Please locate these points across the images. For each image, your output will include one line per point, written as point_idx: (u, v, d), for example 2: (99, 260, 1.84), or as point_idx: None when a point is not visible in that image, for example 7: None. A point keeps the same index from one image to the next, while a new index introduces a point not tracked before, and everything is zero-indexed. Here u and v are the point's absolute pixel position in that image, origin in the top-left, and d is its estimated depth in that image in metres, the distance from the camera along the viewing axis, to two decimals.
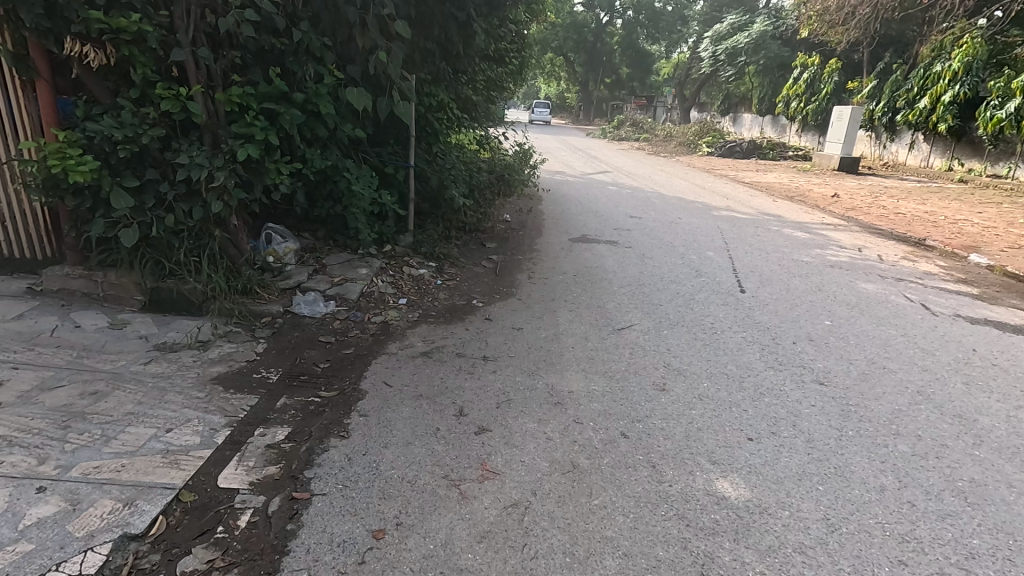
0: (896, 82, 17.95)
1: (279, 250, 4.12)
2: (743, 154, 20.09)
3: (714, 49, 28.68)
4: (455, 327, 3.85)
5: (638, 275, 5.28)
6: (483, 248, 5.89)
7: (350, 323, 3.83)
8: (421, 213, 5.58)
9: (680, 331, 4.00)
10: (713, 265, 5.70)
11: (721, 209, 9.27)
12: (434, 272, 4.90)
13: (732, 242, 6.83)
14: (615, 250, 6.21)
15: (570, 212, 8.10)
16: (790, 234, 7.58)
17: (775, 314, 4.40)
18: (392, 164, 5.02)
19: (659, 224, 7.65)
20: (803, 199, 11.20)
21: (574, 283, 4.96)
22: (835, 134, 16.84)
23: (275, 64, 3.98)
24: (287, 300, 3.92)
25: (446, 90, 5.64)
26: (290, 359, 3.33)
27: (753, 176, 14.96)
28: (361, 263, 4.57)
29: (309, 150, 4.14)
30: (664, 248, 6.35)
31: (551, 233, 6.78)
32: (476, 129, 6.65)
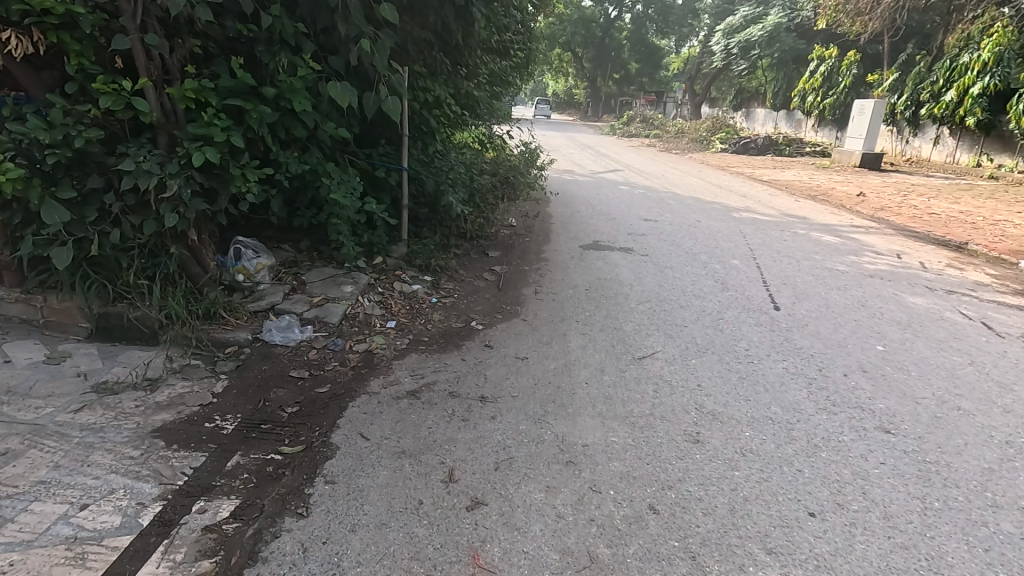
0: (920, 74, 17.20)
1: (249, 266, 3.61)
2: (759, 150, 19.40)
3: (726, 42, 27.92)
4: (450, 358, 3.32)
5: (657, 289, 4.73)
6: (485, 258, 5.35)
7: (328, 353, 3.31)
8: (417, 221, 5.06)
9: (711, 360, 3.44)
10: (740, 276, 5.13)
11: (741, 210, 8.67)
12: (430, 288, 4.38)
13: (758, 248, 6.24)
14: (630, 259, 5.65)
15: (581, 216, 7.54)
16: (820, 238, 6.98)
17: (818, 337, 3.84)
18: (384, 167, 4.49)
19: (676, 229, 7.08)
20: (827, 199, 10.55)
21: (587, 299, 4.41)
22: (856, 129, 16.13)
23: (243, 54, 3.47)
24: (257, 326, 3.42)
25: (444, 84, 5.11)
26: (251, 401, 2.82)
27: (771, 174, 14.30)
28: (346, 279, 4.05)
29: (284, 152, 3.62)
30: (684, 256, 5.79)
31: (561, 239, 6.23)
32: (478, 127, 6.12)
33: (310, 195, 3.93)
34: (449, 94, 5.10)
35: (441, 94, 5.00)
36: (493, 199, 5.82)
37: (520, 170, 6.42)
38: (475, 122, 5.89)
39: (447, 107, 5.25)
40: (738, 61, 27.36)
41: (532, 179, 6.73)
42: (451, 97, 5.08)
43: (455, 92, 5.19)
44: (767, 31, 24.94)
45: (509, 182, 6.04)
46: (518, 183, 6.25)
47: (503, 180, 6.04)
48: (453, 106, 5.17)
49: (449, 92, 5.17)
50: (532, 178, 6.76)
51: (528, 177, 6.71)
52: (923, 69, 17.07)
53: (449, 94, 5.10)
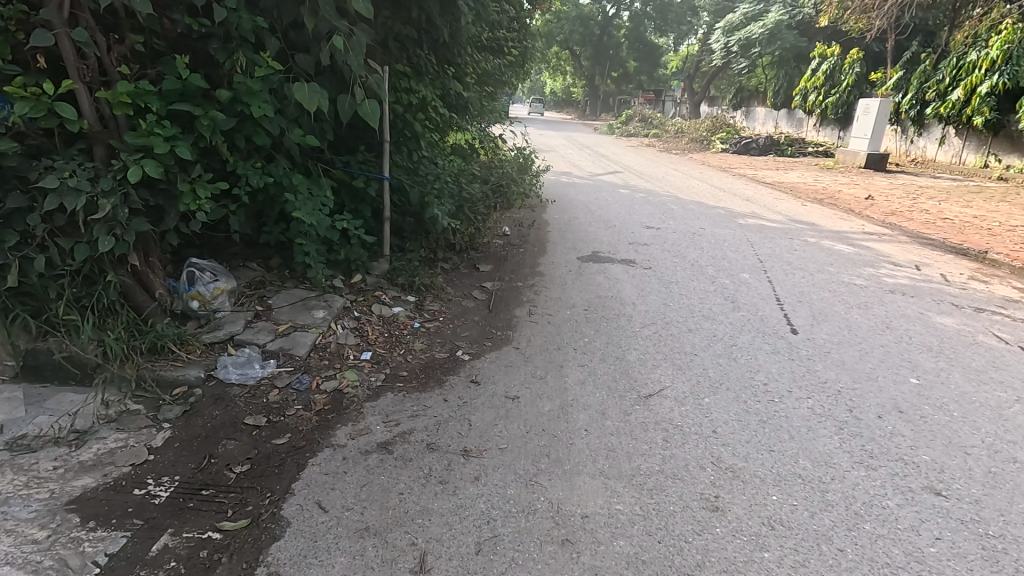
0: (925, 72, 16.82)
1: (205, 292, 3.21)
2: (761, 151, 19.00)
3: (726, 40, 27.51)
4: (430, 398, 2.93)
5: (662, 309, 4.33)
6: (476, 274, 4.94)
7: (291, 393, 2.91)
8: (401, 234, 4.67)
9: (726, 398, 3.05)
10: (753, 293, 4.74)
11: (747, 216, 8.27)
12: (412, 310, 3.98)
13: (769, 259, 5.84)
14: (633, 273, 5.25)
15: (580, 223, 7.13)
16: (833, 248, 6.58)
17: (843, 367, 3.45)
18: (363, 176, 4.10)
19: (681, 238, 6.68)
20: (835, 203, 10.16)
21: (586, 323, 4.01)
22: (860, 129, 15.75)
23: (196, 53, 3.07)
24: (212, 362, 3.01)
25: (430, 85, 4.72)
26: (195, 457, 2.41)
27: (775, 176, 13.89)
28: (318, 303, 3.65)
29: (245, 163, 3.22)
30: (690, 269, 5.39)
31: (558, 251, 5.82)
32: (469, 131, 5.72)
33: (278, 209, 3.53)
34: (435, 96, 4.70)
35: (428, 96, 4.60)
36: (483, 209, 5.45)
37: (514, 177, 6.02)
38: (466, 126, 5.49)
39: (434, 110, 4.85)
40: (739, 60, 26.99)
41: (528, 186, 6.33)
42: (438, 99, 4.68)
43: (443, 94, 4.80)
44: (768, 29, 24.57)
45: (500, 192, 5.70)
46: (511, 194, 5.89)
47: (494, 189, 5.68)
48: (441, 108, 4.77)
49: (436, 94, 4.78)
50: (528, 185, 6.36)
51: (524, 184, 6.30)
52: (929, 67, 16.70)
53: (436, 96, 4.70)
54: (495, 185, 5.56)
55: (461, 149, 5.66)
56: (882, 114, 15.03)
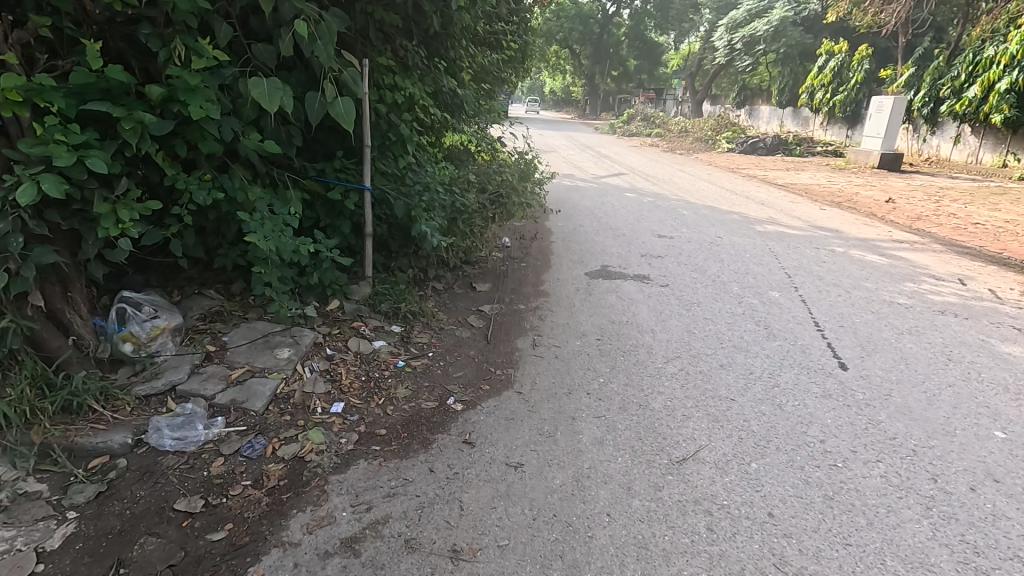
0: (938, 69, 16.25)
1: (140, 333, 2.64)
2: (768, 150, 18.42)
3: (730, 38, 26.93)
4: (413, 469, 2.36)
5: (686, 337, 3.77)
6: (472, 294, 4.37)
7: (240, 463, 2.34)
8: (386, 252, 4.10)
9: (777, 463, 2.48)
10: (787, 317, 4.16)
11: (764, 222, 7.70)
12: (397, 343, 3.42)
13: (797, 274, 5.27)
14: (650, 292, 4.68)
15: (586, 234, 6.56)
16: (864, 259, 6.02)
17: (911, 416, 2.88)
18: (340, 187, 3.56)
19: (699, 249, 6.09)
20: (854, 206, 9.58)
21: (600, 357, 3.45)
22: (873, 127, 15.18)
23: (126, 42, 2.50)
24: (144, 421, 2.43)
25: (419, 84, 4.16)
26: (99, 566, 1.83)
27: (786, 177, 13.31)
28: (283, 340, 3.08)
29: (189, 176, 2.66)
30: (712, 286, 4.83)
31: (564, 266, 5.25)
32: (463, 133, 5.16)
33: (236, 228, 2.98)
34: (427, 95, 4.14)
35: (416, 95, 4.04)
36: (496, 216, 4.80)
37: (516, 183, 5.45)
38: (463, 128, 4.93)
39: (423, 111, 4.30)
40: (742, 58, 26.44)
41: (530, 194, 5.76)
42: (428, 98, 4.12)
43: (433, 93, 4.24)
44: (773, 26, 24.04)
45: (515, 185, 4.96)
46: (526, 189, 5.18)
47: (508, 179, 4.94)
48: (433, 110, 4.21)
49: (426, 93, 4.22)
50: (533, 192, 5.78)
51: (526, 191, 5.73)
52: (942, 64, 16.12)
53: (426, 95, 4.14)
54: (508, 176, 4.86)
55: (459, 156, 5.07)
56: (896, 113, 14.46)
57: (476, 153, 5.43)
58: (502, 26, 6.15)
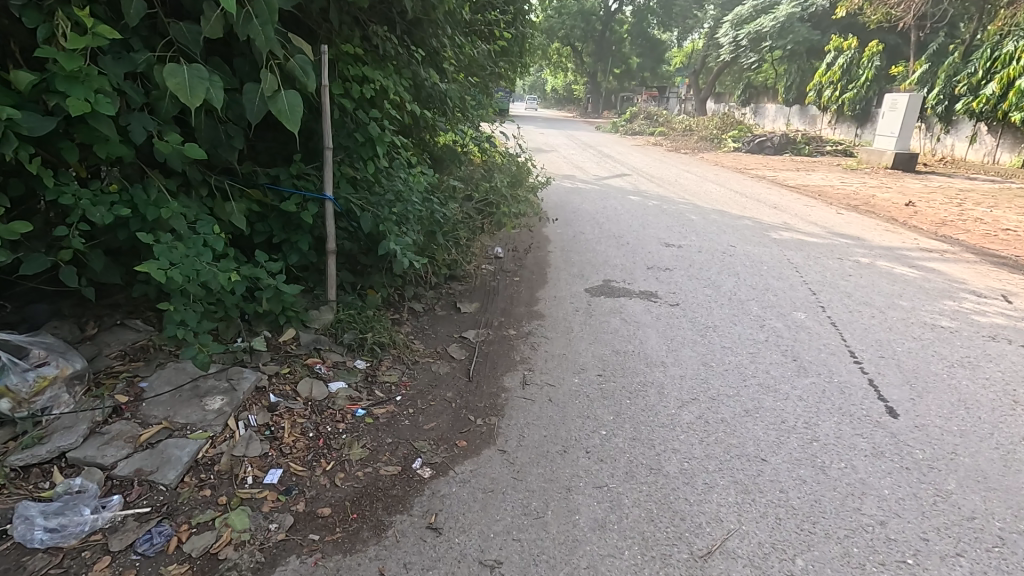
0: (953, 65, 15.64)
1: (20, 386, 2.11)
2: (775, 150, 17.83)
3: (734, 34, 26.32)
4: (358, 571, 1.82)
5: (702, 372, 3.22)
6: (455, 318, 3.83)
7: (131, 564, 1.79)
8: (356, 270, 3.57)
9: (830, 558, 1.93)
10: (817, 346, 3.61)
11: (779, 228, 7.14)
12: (360, 383, 2.87)
13: (823, 291, 4.72)
14: (660, 313, 4.13)
15: (587, 243, 6.02)
16: (893, 271, 5.46)
17: (987, 484, 2.33)
18: (295, 197, 3.04)
19: (711, 260, 5.53)
20: (872, 209, 9.02)
21: (601, 400, 2.90)
22: (886, 126, 14.59)
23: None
24: (13, 505, 1.90)
25: (392, 77, 3.61)
26: None
27: (797, 178, 12.75)
28: (215, 386, 2.52)
29: (84, 187, 2.12)
30: (728, 307, 4.28)
31: (563, 281, 4.71)
32: (448, 133, 4.62)
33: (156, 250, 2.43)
34: (402, 90, 3.59)
35: (388, 90, 3.49)
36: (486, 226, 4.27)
37: (510, 189, 4.90)
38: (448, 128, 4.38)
39: (399, 109, 3.76)
40: (747, 54, 25.85)
41: (526, 200, 5.22)
42: (404, 93, 3.58)
43: (410, 86, 3.69)
44: (779, 21, 23.47)
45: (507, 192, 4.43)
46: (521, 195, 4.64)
47: (499, 185, 4.40)
48: (409, 107, 3.66)
49: (401, 87, 3.67)
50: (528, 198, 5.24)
51: (520, 197, 5.19)
52: (957, 60, 15.50)
53: (400, 89, 3.60)
54: (499, 182, 4.32)
55: (445, 159, 4.53)
56: (911, 111, 13.87)
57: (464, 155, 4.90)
58: (494, 15, 5.61)
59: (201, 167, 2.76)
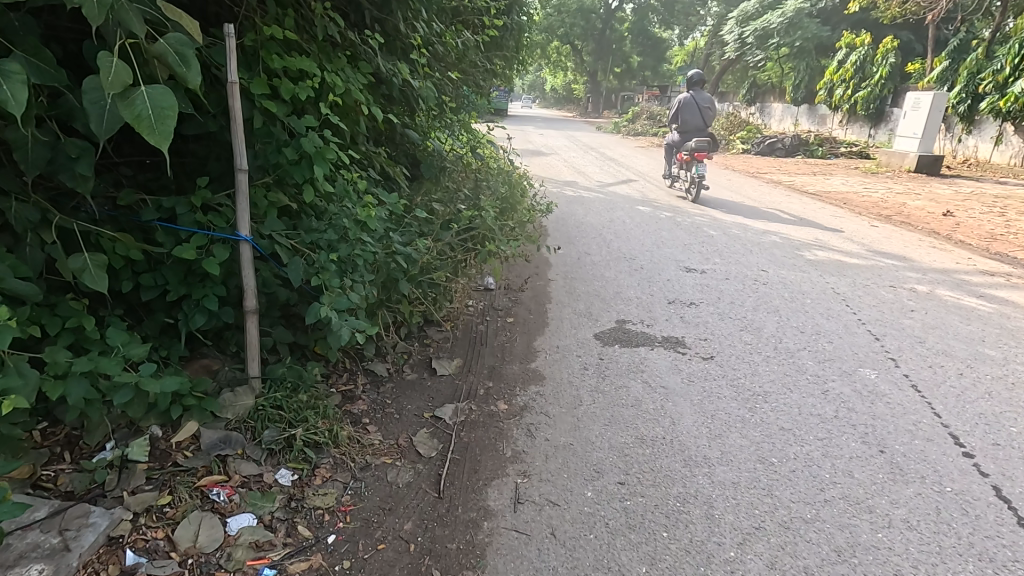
0: (977, 61, 14.65)
1: None
2: (787, 152, 16.95)
3: (740, 31, 25.42)
4: None
5: (761, 476, 2.35)
6: (429, 386, 2.95)
7: None
8: (295, 330, 2.71)
9: None
10: (904, 425, 2.74)
11: (813, 246, 6.27)
12: (279, 510, 1.99)
13: (887, 335, 3.83)
14: (691, 371, 3.26)
15: (595, 268, 5.15)
16: (961, 304, 4.58)
17: None
18: (191, 243, 2.16)
19: (742, 291, 4.65)
20: (908, 221, 8.12)
21: (626, 534, 2.03)
22: (908, 127, 13.70)
23: None
24: None
25: (340, 70, 2.75)
26: None
27: (816, 183, 11.86)
28: (35, 544, 1.65)
29: None
30: (775, 361, 3.41)
31: (567, 326, 3.84)
32: (426, 144, 3.75)
33: None
34: (355, 89, 2.73)
35: (335, 88, 2.63)
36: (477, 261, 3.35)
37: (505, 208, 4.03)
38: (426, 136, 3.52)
39: (354, 115, 2.90)
40: (754, 52, 25.04)
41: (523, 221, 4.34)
42: (357, 92, 2.71)
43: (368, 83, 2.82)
44: (787, 17, 22.65)
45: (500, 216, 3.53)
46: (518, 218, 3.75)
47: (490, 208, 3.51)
48: (365, 111, 2.79)
49: (356, 83, 2.81)
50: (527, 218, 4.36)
51: (516, 219, 4.32)
52: (981, 56, 14.57)
53: (353, 87, 2.73)
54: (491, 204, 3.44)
55: (425, 172, 3.63)
56: (936, 111, 12.98)
57: (448, 170, 4.02)
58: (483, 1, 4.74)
59: (43, 200, 1.91)
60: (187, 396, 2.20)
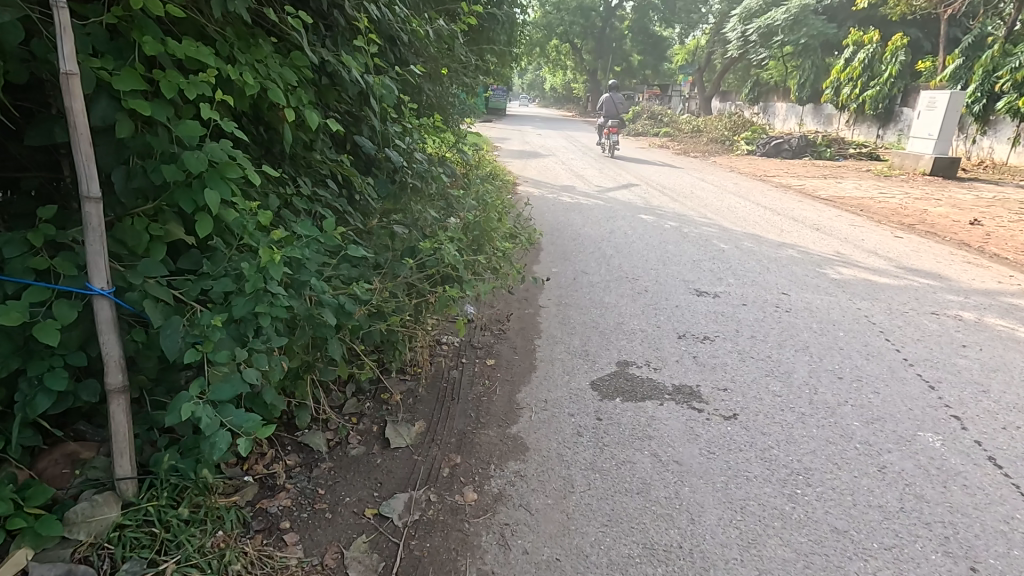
0: (992, 58, 13.94)
1: None
2: (794, 153, 16.32)
3: (744, 28, 24.79)
4: None
5: None
6: (378, 467, 2.31)
7: None
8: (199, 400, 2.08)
9: None
10: (995, 525, 2.10)
11: (836, 263, 5.62)
12: None
13: (942, 382, 3.19)
14: (710, 438, 2.62)
15: (592, 291, 4.53)
16: (1019, 337, 3.92)
17: None
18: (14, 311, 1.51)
19: (762, 321, 4.02)
20: (934, 231, 7.46)
21: None
22: (923, 127, 13.06)
23: None
24: None
25: (256, 63, 2.12)
26: None
27: (829, 187, 11.21)
28: None
29: None
30: (814, 421, 2.76)
31: (557, 372, 3.19)
32: (388, 155, 3.10)
33: None
34: (274, 88, 2.09)
35: (244, 87, 2.00)
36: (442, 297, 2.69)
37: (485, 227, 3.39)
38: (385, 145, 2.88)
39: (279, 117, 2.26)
40: (757, 50, 24.44)
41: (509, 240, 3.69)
42: (277, 92, 2.08)
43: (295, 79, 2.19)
44: (792, 14, 22.02)
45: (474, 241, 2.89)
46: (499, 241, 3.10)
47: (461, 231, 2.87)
48: (290, 116, 2.16)
49: (279, 81, 2.18)
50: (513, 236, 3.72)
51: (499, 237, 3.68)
52: (997, 53, 13.91)
53: (272, 85, 2.10)
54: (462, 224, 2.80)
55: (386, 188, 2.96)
56: (953, 110, 12.34)
57: (419, 187, 3.37)
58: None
59: None
60: (15, 518, 1.58)
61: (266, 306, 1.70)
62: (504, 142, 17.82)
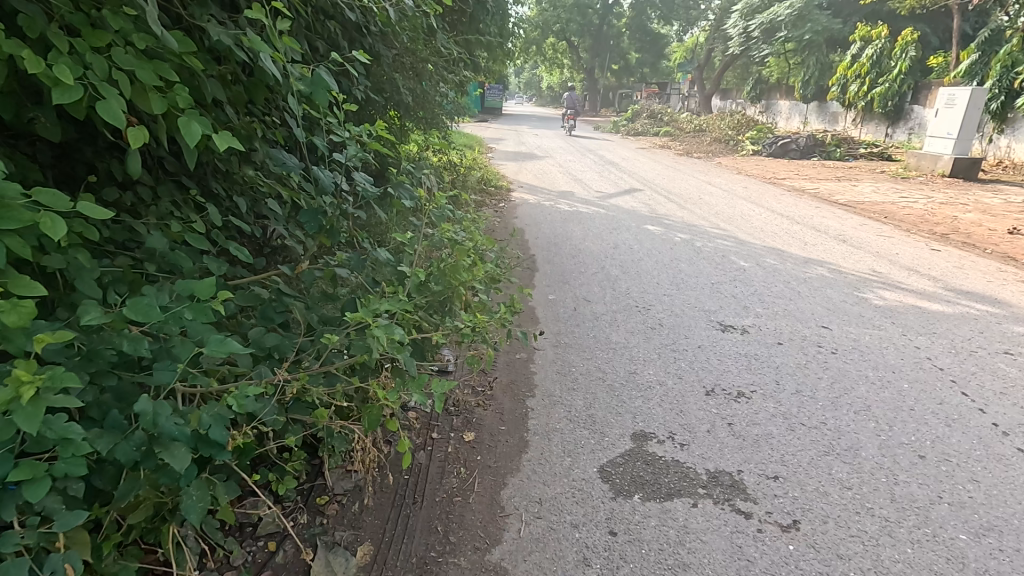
0: (1012, 53, 13.25)
1: None
2: (801, 153, 15.62)
3: (746, 24, 24.07)
4: None
5: None
6: None
7: None
8: None
9: None
10: None
11: (875, 285, 4.90)
12: None
13: None
14: (770, 568, 1.88)
15: (596, 327, 3.81)
16: None
17: None
18: None
19: (804, 368, 3.30)
20: (971, 242, 6.75)
21: None
22: (940, 126, 12.37)
23: None
24: None
25: (87, 54, 1.42)
26: None
27: (844, 190, 10.49)
28: None
29: None
30: (904, 533, 2.04)
31: (555, 452, 2.46)
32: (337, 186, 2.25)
33: None
34: (114, 93, 1.42)
35: (55, 90, 1.32)
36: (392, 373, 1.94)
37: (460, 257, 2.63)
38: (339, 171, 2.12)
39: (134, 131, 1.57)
40: (760, 46, 23.83)
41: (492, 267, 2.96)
42: (114, 104, 1.40)
43: (154, 83, 1.50)
44: (796, 9, 21.40)
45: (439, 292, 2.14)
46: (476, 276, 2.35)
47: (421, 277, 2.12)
48: (141, 134, 1.52)
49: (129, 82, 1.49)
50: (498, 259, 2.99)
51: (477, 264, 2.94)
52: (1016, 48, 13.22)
53: (110, 90, 1.41)
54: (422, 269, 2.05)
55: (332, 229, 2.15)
56: (973, 108, 11.64)
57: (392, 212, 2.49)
58: None
59: None
60: None
61: (43, 462, 1.03)
62: (498, 142, 17.11)
